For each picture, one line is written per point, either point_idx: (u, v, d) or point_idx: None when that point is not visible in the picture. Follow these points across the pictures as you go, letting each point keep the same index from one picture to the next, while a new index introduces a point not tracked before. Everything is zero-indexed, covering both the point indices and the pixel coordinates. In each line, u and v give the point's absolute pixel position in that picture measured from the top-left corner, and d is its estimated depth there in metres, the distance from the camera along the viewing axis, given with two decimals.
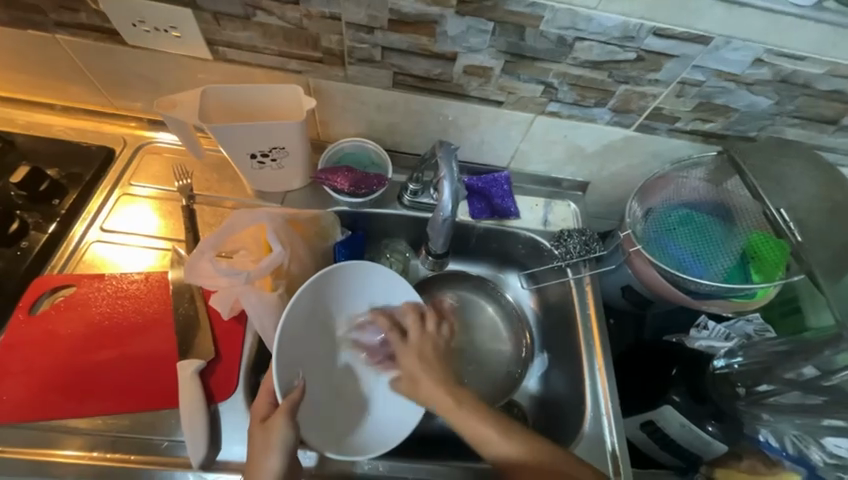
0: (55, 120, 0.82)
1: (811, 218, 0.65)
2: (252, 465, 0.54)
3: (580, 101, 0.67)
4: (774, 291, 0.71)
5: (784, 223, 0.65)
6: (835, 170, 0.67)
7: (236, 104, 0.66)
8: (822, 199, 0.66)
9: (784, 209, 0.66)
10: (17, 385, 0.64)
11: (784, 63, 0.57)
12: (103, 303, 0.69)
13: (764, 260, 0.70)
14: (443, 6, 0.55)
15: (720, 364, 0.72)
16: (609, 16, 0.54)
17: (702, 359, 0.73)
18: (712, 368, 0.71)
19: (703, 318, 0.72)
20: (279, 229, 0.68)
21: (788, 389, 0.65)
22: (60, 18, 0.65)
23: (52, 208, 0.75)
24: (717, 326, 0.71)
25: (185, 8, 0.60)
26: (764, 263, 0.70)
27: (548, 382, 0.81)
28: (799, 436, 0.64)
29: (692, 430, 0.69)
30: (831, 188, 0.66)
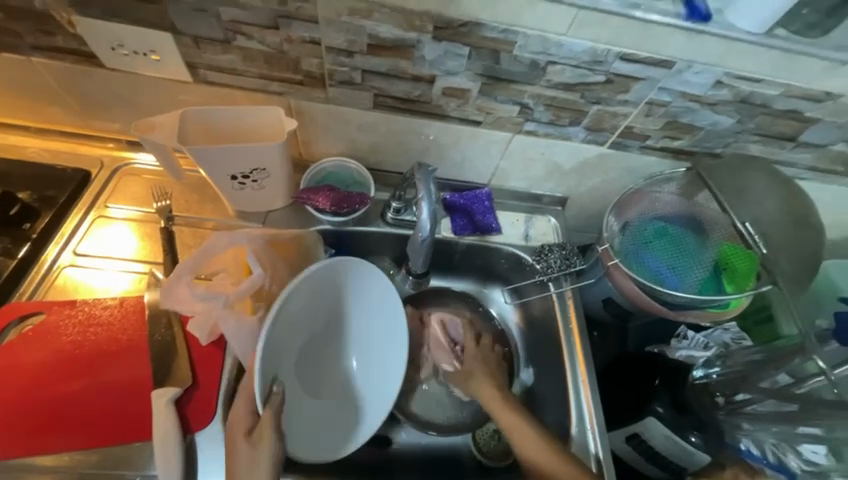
0: (28, 141, 0.80)
1: (776, 231, 0.70)
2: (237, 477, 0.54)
3: (555, 121, 0.70)
4: (746, 300, 0.73)
5: (751, 237, 0.69)
6: (795, 184, 0.71)
7: (216, 126, 0.66)
8: (787, 212, 0.70)
9: (749, 223, 0.70)
10: None
11: (743, 84, 0.61)
12: (74, 330, 0.66)
13: (735, 271, 0.72)
14: (419, 31, 0.57)
15: (699, 374, 0.74)
16: (578, 42, 0.56)
17: (683, 370, 0.75)
18: (692, 378, 0.74)
19: (683, 328, 0.75)
20: (259, 250, 0.67)
21: (764, 398, 0.66)
22: (35, 41, 0.64)
23: (23, 232, 0.73)
24: (696, 336, 0.74)
25: (165, 32, 0.60)
26: (735, 274, 0.72)
27: (534, 399, 0.81)
28: (778, 444, 0.67)
29: (675, 441, 0.72)
30: (793, 202, 0.71)
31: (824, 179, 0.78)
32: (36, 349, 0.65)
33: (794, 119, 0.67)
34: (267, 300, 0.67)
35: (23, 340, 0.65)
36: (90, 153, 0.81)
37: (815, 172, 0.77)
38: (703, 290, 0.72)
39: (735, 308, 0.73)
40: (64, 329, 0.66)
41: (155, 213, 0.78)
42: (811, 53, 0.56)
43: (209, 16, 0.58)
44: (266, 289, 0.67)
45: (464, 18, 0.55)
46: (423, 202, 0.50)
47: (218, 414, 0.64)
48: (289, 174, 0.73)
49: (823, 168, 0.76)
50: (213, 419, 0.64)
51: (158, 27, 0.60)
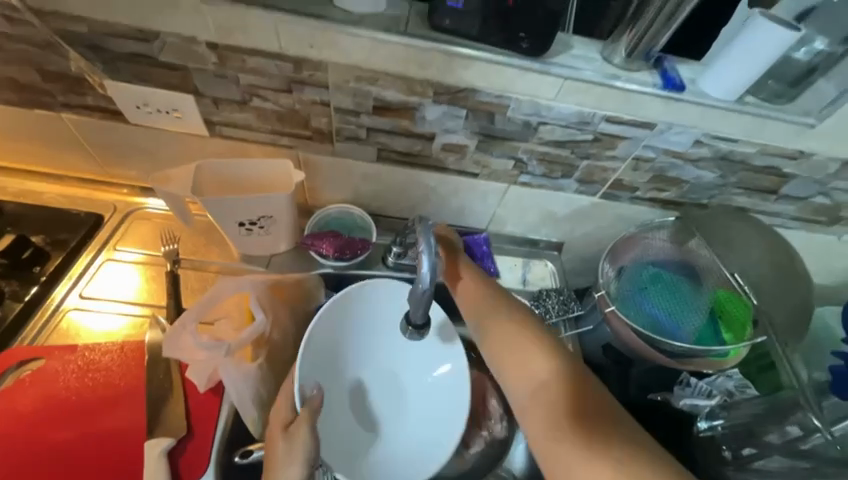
0: (47, 187, 0.84)
1: (765, 280, 0.72)
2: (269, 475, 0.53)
3: (548, 173, 0.74)
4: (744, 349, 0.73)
5: (739, 287, 0.72)
6: (780, 235, 0.74)
7: (229, 176, 0.70)
8: (775, 261, 0.73)
9: (737, 273, 0.73)
10: None
11: (721, 144, 0.65)
12: (71, 377, 0.66)
13: (731, 319, 0.73)
14: (421, 96, 0.62)
15: (703, 426, 0.74)
16: (566, 106, 0.61)
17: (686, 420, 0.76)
18: (697, 430, 0.74)
19: (685, 375, 0.75)
20: (263, 295, 0.68)
21: (773, 453, 0.65)
22: (67, 100, 0.70)
23: (32, 275, 0.74)
24: (698, 383, 0.74)
25: (187, 93, 0.66)
26: (732, 322, 0.73)
27: (535, 452, 0.77)
28: None
29: None
30: (780, 251, 0.73)
31: (809, 228, 0.81)
32: (32, 396, 0.64)
33: (773, 174, 0.71)
34: (267, 345, 0.68)
35: (19, 387, 0.65)
36: (105, 198, 0.84)
37: (800, 222, 0.80)
38: (698, 339, 0.72)
39: (735, 357, 0.73)
40: (61, 374, 0.66)
41: (162, 256, 0.80)
42: (781, 118, 0.61)
43: (229, 81, 0.63)
44: (267, 335, 0.67)
45: (462, 86, 0.60)
46: (423, 254, 0.49)
47: (212, 466, 0.63)
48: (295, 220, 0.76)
49: (807, 218, 0.79)
50: (205, 472, 0.62)
51: (182, 89, 0.65)
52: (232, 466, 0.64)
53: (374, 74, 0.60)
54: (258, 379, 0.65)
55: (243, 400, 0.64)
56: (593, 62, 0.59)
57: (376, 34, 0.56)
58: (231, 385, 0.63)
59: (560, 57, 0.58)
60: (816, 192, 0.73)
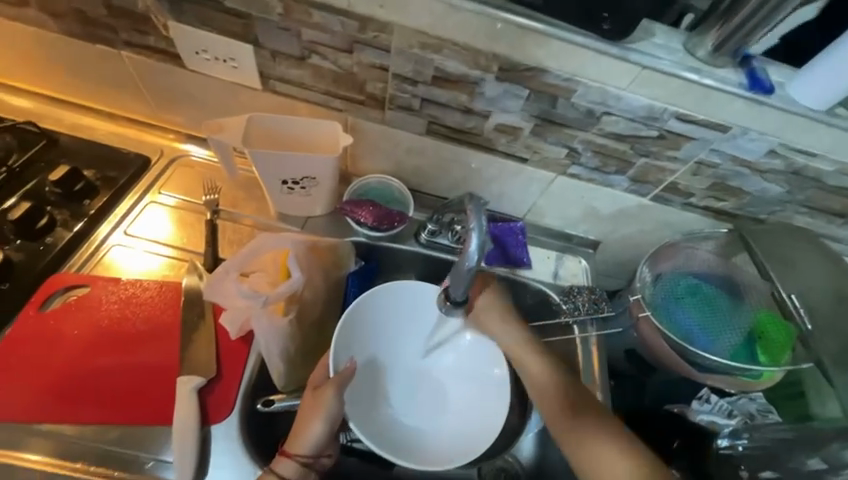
0: (100, 125, 0.86)
1: (821, 305, 0.68)
2: (298, 426, 0.61)
3: (601, 167, 0.71)
4: (779, 373, 0.71)
5: (793, 308, 0.68)
6: (841, 261, 0.70)
7: (278, 133, 0.70)
8: (830, 288, 0.69)
9: (794, 294, 0.69)
10: (15, 383, 0.63)
11: (798, 157, 0.61)
12: (113, 307, 0.69)
13: (770, 341, 0.70)
14: (484, 70, 0.59)
15: (723, 443, 0.71)
16: (636, 98, 0.58)
17: (705, 435, 0.73)
18: (716, 446, 0.72)
19: (706, 391, 0.72)
20: (300, 255, 0.69)
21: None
22: (129, 38, 0.70)
23: (82, 208, 0.77)
24: (719, 401, 0.71)
25: (247, 43, 0.65)
26: (770, 344, 0.70)
27: (545, 445, 0.78)
28: None
29: None
30: (839, 278, 0.69)
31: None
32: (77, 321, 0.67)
33: (846, 196, 0.66)
34: (299, 304, 0.69)
35: (66, 310, 0.68)
36: (154, 141, 0.86)
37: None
38: (734, 357, 0.70)
39: (768, 379, 0.71)
40: (104, 305, 0.69)
41: (203, 205, 0.82)
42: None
43: (290, 35, 0.62)
44: (299, 294, 0.68)
45: (529, 64, 0.57)
46: (473, 232, 0.49)
47: (236, 409, 0.65)
48: (335, 185, 0.76)
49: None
50: (229, 413, 0.65)
51: (242, 39, 0.65)
52: (254, 413, 0.68)
53: (439, 41, 0.57)
54: (287, 335, 0.67)
55: (271, 351, 0.66)
56: (675, 52, 0.55)
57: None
58: (262, 337, 0.65)
59: (640, 44, 0.54)
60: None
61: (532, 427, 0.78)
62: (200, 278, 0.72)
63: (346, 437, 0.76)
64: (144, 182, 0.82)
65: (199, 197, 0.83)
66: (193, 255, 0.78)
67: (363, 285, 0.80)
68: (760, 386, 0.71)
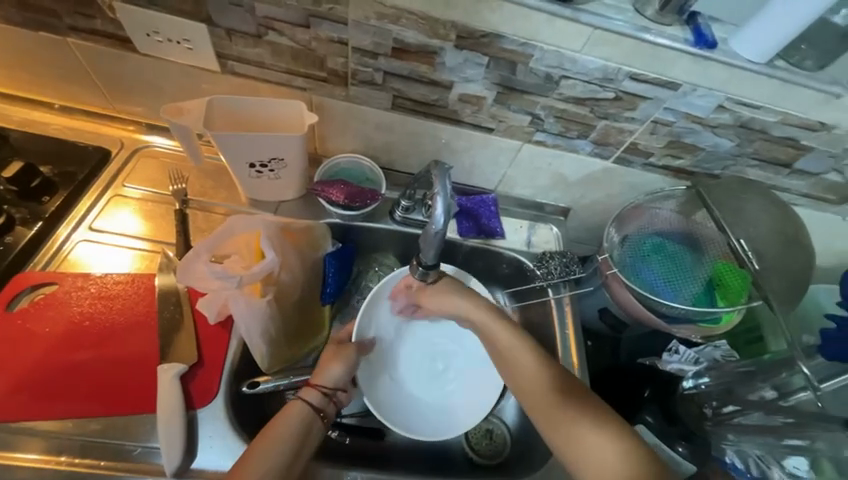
0: (52, 119, 0.82)
1: (769, 249, 0.71)
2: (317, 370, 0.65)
3: (564, 133, 0.73)
4: (737, 316, 0.76)
5: (744, 253, 0.71)
6: (788, 208, 0.75)
7: (241, 115, 0.69)
8: (779, 231, 0.72)
9: (743, 240, 0.71)
10: None
11: (744, 110, 0.64)
12: (85, 303, 0.68)
13: (728, 287, 0.75)
14: (443, 39, 0.60)
15: (688, 385, 0.77)
16: (591, 59, 0.60)
17: (673, 381, 0.80)
18: (681, 389, 0.78)
19: (674, 342, 0.77)
20: (272, 236, 0.69)
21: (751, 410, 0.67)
22: (73, 23, 0.67)
23: (42, 205, 0.75)
24: (687, 350, 0.76)
25: (200, 23, 0.63)
26: (728, 290, 0.75)
27: None
28: (761, 457, 0.67)
29: (664, 451, 0.76)
30: (784, 223, 0.73)
31: (816, 206, 0.82)
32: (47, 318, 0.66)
33: (790, 146, 0.70)
34: (276, 285, 0.69)
35: (34, 309, 0.66)
36: (112, 133, 0.83)
37: (808, 199, 0.80)
38: (694, 304, 0.74)
39: (727, 323, 0.75)
40: (75, 300, 0.68)
41: (171, 195, 0.80)
42: (807, 85, 0.60)
43: (243, 11, 0.61)
44: (275, 275, 0.69)
45: (486, 30, 0.58)
46: (439, 196, 0.50)
47: (221, 393, 0.66)
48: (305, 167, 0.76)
49: (816, 196, 0.80)
50: (215, 397, 0.65)
51: (195, 18, 0.63)
52: (240, 396, 0.69)
53: (395, 10, 0.57)
54: (266, 315, 0.67)
55: (251, 332, 0.66)
56: (625, 11, 0.57)
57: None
58: (241, 319, 0.65)
59: (591, 5, 0.56)
60: (831, 168, 0.73)
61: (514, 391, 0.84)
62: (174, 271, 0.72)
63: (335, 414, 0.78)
64: (106, 175, 0.80)
65: (167, 188, 0.81)
66: (164, 246, 0.76)
67: (340, 265, 0.79)
68: (721, 330, 0.76)
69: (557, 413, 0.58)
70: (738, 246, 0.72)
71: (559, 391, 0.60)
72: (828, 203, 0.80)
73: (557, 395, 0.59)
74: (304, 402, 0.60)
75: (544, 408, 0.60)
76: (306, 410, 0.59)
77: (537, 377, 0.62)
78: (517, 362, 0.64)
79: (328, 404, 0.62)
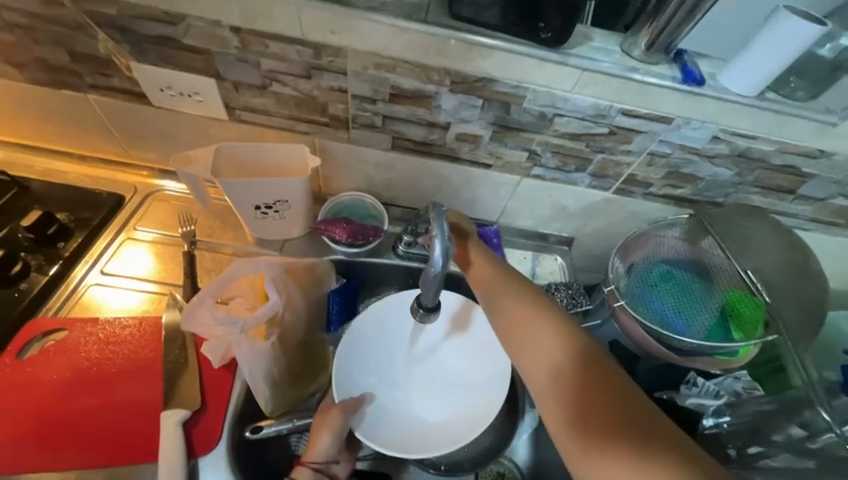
0: (71, 167, 0.87)
1: (778, 278, 0.71)
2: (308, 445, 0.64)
3: (562, 166, 0.74)
4: (755, 348, 0.75)
5: (752, 284, 0.72)
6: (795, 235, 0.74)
7: (246, 160, 0.71)
8: (789, 261, 0.72)
9: (751, 270, 0.72)
10: None
11: (740, 140, 0.65)
12: (92, 348, 0.69)
13: (743, 317, 0.71)
14: (437, 84, 0.62)
15: (709, 423, 0.73)
16: (582, 98, 0.61)
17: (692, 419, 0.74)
18: (701, 427, 0.73)
19: (692, 375, 0.74)
20: (276, 277, 0.69)
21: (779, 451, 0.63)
22: (93, 81, 0.72)
23: (56, 251, 0.77)
24: (706, 383, 0.73)
25: (210, 77, 0.67)
26: (743, 321, 0.71)
27: (539, 447, 0.78)
28: None
29: None
30: (794, 252, 0.73)
31: (825, 231, 0.80)
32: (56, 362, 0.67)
33: (792, 173, 0.70)
34: (280, 327, 0.69)
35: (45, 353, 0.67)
36: (126, 180, 0.87)
37: (817, 223, 0.79)
38: (710, 337, 0.72)
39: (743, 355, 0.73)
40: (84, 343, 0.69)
41: (180, 237, 0.82)
42: (800, 115, 0.60)
43: (249, 65, 0.65)
44: (279, 316, 0.69)
45: (479, 75, 0.60)
46: (436, 238, 0.50)
47: (223, 440, 0.65)
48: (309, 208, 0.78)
49: (824, 222, 0.78)
50: (217, 444, 0.64)
51: (205, 73, 0.67)
52: (242, 442, 0.67)
53: (392, 60, 0.60)
54: (270, 358, 0.67)
55: (254, 376, 0.66)
56: (612, 53, 0.59)
57: (395, 21, 0.56)
58: (243, 362, 0.65)
59: (579, 49, 0.58)
60: (836, 193, 0.72)
61: (524, 429, 0.77)
62: (179, 310, 0.72)
63: None
64: (119, 220, 0.83)
65: (176, 230, 0.84)
66: (173, 288, 0.78)
67: (344, 302, 0.79)
68: (738, 359, 0.74)
69: (564, 397, 0.49)
70: (747, 277, 0.72)
71: (574, 374, 0.50)
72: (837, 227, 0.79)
73: (571, 378, 0.50)
74: None
75: (552, 387, 0.51)
76: None
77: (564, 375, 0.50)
78: (533, 339, 0.54)
79: (320, 478, 0.63)
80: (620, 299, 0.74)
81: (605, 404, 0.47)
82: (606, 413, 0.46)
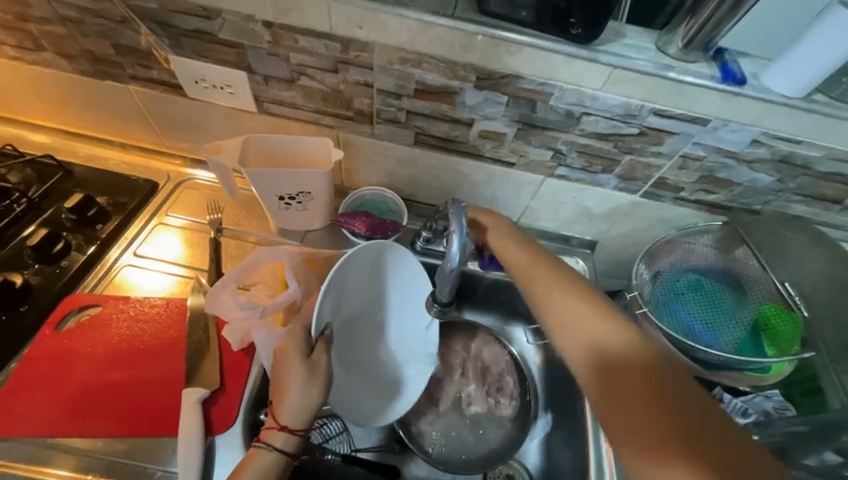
0: (112, 154, 0.92)
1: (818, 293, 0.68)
2: (282, 401, 0.56)
3: (588, 167, 0.72)
4: (789, 366, 0.69)
5: (790, 298, 0.68)
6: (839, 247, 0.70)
7: (272, 151, 0.73)
8: (835, 277, 0.69)
9: (788, 284, 0.69)
10: (31, 398, 0.66)
11: (781, 144, 0.61)
12: (123, 325, 0.72)
13: (777, 333, 0.68)
14: (462, 80, 0.62)
15: None
16: (612, 96, 0.60)
17: None
18: None
19: (718, 389, 0.71)
20: (296, 266, 0.72)
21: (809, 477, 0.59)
22: (134, 73, 0.76)
23: (95, 232, 0.82)
24: (732, 400, 0.69)
25: (242, 71, 0.70)
26: (778, 336, 0.68)
27: (551, 454, 0.76)
28: None
29: None
30: (838, 265, 0.69)
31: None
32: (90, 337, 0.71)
33: (839, 182, 0.65)
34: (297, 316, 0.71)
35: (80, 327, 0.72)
36: (160, 168, 0.91)
37: None
38: (741, 352, 0.68)
39: (777, 372, 0.69)
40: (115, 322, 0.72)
41: (207, 224, 0.86)
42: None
43: (279, 59, 0.66)
44: (297, 305, 0.71)
45: (505, 72, 0.60)
46: (454, 234, 0.50)
47: (239, 419, 0.67)
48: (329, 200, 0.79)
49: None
50: (233, 423, 0.67)
51: (237, 67, 0.69)
52: (256, 423, 0.69)
53: (418, 55, 0.60)
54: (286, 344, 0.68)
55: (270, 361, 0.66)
56: (646, 51, 0.57)
57: (423, 17, 0.56)
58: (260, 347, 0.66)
59: (611, 45, 0.56)
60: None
61: (537, 432, 0.78)
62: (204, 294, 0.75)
63: (349, 447, 0.74)
64: (152, 205, 0.87)
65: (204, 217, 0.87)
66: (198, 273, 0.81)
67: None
68: (772, 378, 0.69)
69: (620, 393, 0.47)
70: (784, 289, 0.69)
71: (630, 369, 0.48)
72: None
73: (629, 372, 0.47)
74: (273, 451, 0.54)
75: (601, 378, 0.49)
76: (277, 457, 0.54)
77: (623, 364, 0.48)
78: (591, 329, 0.51)
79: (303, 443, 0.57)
80: (644, 305, 0.72)
81: (667, 409, 0.44)
82: (666, 417, 0.44)
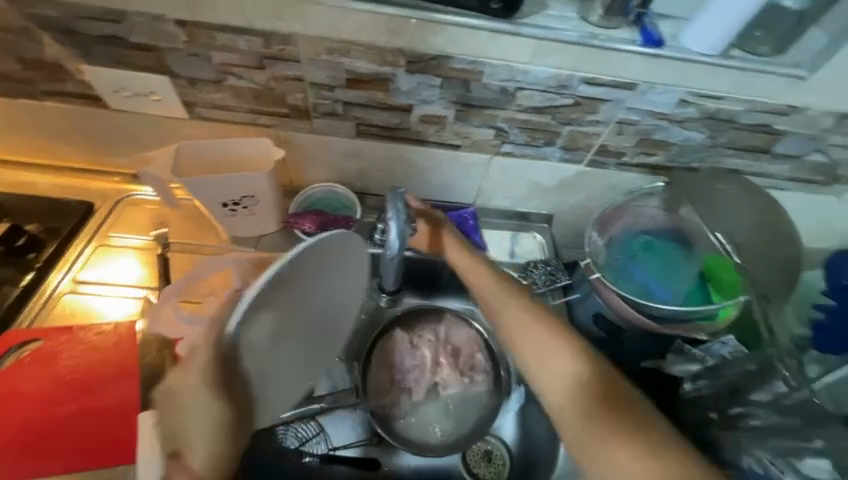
0: (39, 177, 0.85)
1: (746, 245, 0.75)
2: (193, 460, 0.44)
3: (531, 142, 0.72)
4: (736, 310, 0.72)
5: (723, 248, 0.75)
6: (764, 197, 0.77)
7: (209, 157, 0.71)
8: (760, 227, 0.76)
9: (719, 234, 0.76)
10: None
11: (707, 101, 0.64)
12: (68, 356, 0.69)
13: (721, 282, 0.73)
14: (393, 65, 0.61)
15: (688, 386, 0.71)
16: (542, 69, 0.60)
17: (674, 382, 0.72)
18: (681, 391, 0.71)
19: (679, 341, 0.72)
20: (244, 273, 0.68)
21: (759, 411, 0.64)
22: (48, 87, 0.70)
23: (28, 262, 0.76)
24: (691, 349, 0.71)
25: (164, 75, 0.66)
26: (721, 285, 0.73)
27: (525, 425, 0.79)
28: (774, 460, 0.60)
29: None
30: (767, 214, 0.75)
31: (807, 189, 0.78)
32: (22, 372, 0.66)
33: (766, 132, 0.68)
34: None
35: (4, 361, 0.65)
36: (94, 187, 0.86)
37: (797, 182, 0.77)
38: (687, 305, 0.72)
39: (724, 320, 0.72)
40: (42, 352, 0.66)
41: (152, 240, 0.82)
42: (763, 72, 0.59)
43: (202, 60, 0.63)
44: None
45: (434, 53, 0.59)
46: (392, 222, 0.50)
47: None
48: (278, 203, 0.76)
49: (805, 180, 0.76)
50: None
51: (158, 71, 0.65)
52: None
53: (344, 43, 0.59)
54: None
55: None
56: (570, 20, 0.57)
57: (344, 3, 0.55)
58: None
59: (534, 18, 0.56)
60: (814, 147, 0.70)
61: (511, 406, 0.80)
62: None
63: (327, 446, 0.75)
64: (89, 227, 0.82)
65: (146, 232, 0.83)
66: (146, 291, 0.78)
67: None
68: (720, 325, 0.72)
69: (573, 402, 0.53)
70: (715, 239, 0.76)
71: (579, 380, 0.54)
72: (819, 183, 0.76)
73: (580, 383, 0.53)
74: None
75: (560, 391, 0.54)
76: None
77: (569, 376, 0.54)
78: (538, 345, 0.57)
79: None
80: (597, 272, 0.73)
81: (609, 406, 0.51)
82: (609, 415, 0.51)
